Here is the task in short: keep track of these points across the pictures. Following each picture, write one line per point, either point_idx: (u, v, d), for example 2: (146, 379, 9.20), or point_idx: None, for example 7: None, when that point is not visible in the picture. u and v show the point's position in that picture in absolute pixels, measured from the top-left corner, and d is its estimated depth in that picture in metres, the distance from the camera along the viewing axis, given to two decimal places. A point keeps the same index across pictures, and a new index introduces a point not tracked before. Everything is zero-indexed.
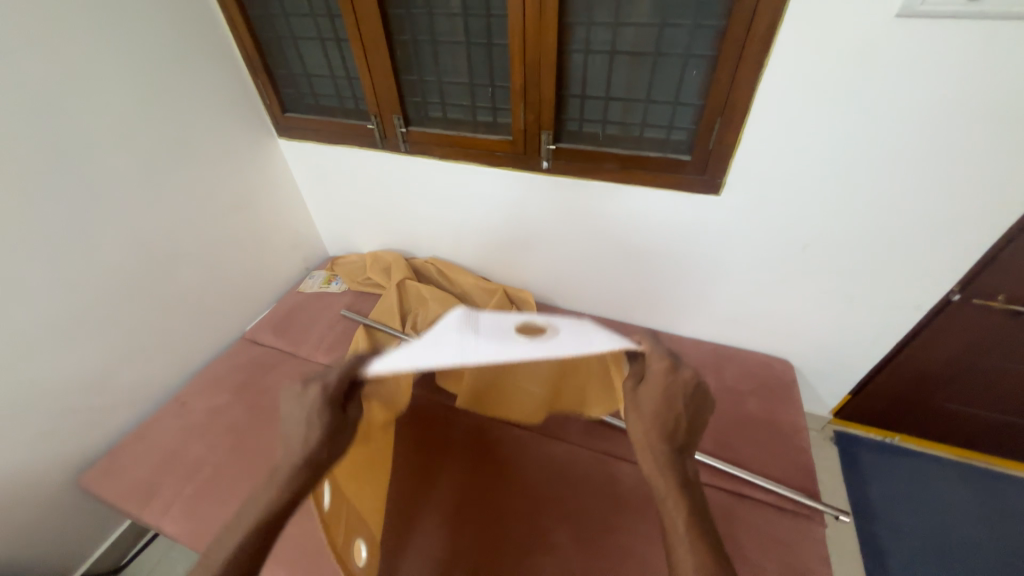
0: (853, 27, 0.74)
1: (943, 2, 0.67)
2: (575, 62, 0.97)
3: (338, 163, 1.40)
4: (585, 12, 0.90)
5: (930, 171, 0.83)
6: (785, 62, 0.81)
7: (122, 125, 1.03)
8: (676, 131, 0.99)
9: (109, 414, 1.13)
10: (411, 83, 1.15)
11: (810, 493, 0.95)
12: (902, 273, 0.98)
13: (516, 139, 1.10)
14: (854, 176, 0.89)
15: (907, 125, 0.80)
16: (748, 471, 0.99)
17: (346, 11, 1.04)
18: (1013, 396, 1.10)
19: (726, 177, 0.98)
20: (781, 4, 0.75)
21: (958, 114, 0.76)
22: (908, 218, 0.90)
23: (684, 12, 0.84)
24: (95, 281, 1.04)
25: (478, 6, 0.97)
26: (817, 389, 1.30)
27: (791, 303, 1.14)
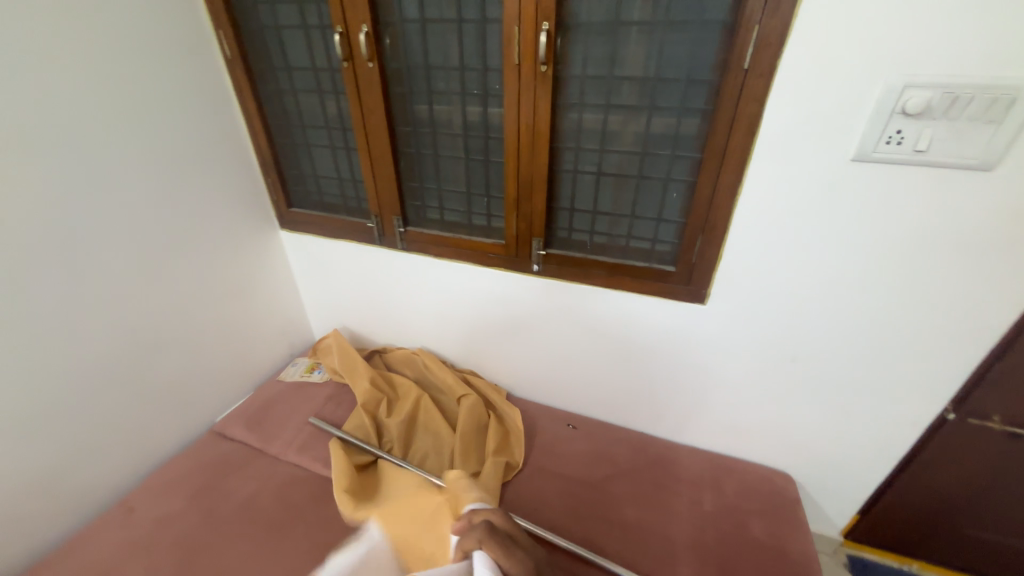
0: (816, 167, 0.81)
1: (890, 151, 0.75)
2: (565, 180, 1.05)
3: (335, 256, 1.44)
4: (573, 138, 0.99)
5: (903, 293, 0.87)
6: (757, 189, 0.87)
7: (131, 217, 1.06)
8: (660, 244, 1.04)
9: (43, 521, 1.01)
10: (412, 189, 1.22)
11: None
12: (894, 388, 0.97)
13: (508, 244, 1.15)
14: (833, 294, 0.92)
15: (877, 251, 0.85)
16: None
17: (358, 127, 1.15)
18: None
19: (710, 287, 1.01)
20: (748, 144, 0.84)
21: (924, 245, 0.81)
22: (891, 334, 0.92)
23: (663, 144, 0.93)
24: (61, 370, 0.99)
25: (478, 128, 1.07)
26: (824, 505, 1.21)
27: (787, 414, 1.11)
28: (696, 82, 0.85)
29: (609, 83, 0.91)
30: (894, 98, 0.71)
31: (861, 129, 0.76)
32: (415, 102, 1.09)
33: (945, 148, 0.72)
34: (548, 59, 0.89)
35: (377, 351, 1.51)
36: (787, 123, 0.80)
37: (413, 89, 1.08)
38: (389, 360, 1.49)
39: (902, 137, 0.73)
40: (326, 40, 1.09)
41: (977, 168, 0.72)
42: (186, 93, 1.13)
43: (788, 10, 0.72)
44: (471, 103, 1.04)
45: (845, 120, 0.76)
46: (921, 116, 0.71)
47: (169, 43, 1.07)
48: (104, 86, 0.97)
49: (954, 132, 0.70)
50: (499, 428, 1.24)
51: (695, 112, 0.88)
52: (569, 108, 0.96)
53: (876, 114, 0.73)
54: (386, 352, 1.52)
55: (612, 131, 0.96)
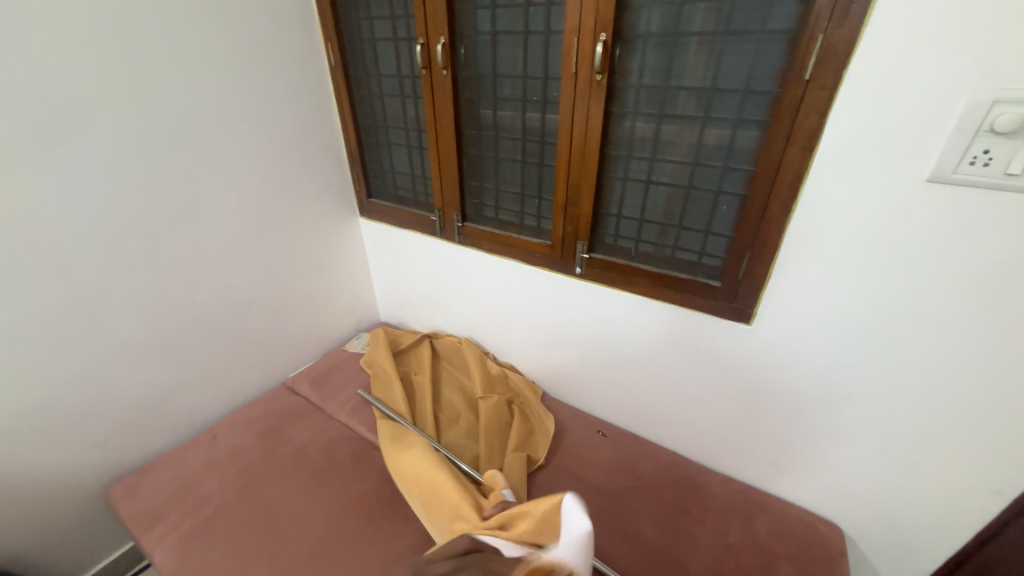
0: (884, 187, 0.75)
1: (975, 174, 0.67)
2: (614, 186, 1.07)
3: (402, 244, 1.59)
4: (625, 146, 1.01)
5: (987, 337, 0.76)
6: (814, 207, 0.83)
7: (243, 195, 1.29)
8: (707, 257, 1.01)
9: (153, 433, 1.26)
10: (473, 188, 1.32)
11: None
12: (973, 447, 0.85)
13: (554, 245, 1.19)
14: (901, 329, 0.83)
15: (954, 287, 0.75)
16: None
17: (430, 129, 1.27)
18: None
19: (757, 307, 0.97)
20: (805, 159, 0.80)
21: (1016, 284, 0.71)
22: (971, 383, 0.80)
23: (716, 155, 0.91)
24: (177, 314, 1.23)
25: (536, 134, 1.13)
26: (879, 569, 1.08)
27: (839, 457, 1.01)
28: (755, 93, 0.83)
29: (664, 92, 0.92)
30: (980, 114, 0.64)
31: (940, 148, 0.69)
32: (481, 107, 1.19)
33: None
34: (604, 68, 0.92)
35: (427, 336, 1.60)
36: (850, 138, 0.75)
37: (480, 96, 1.17)
38: (436, 347, 1.57)
39: (989, 158, 0.66)
40: (411, 50, 1.23)
41: None
42: (294, 96, 1.34)
43: (857, 19, 0.68)
44: (531, 109, 1.11)
45: (921, 137, 0.70)
46: (1014, 136, 0.63)
47: (285, 54, 1.28)
48: (234, 88, 1.19)
49: None
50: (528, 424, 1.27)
51: (752, 124, 0.85)
52: (623, 116, 0.99)
53: (958, 131, 0.67)
54: (436, 339, 1.60)
55: (665, 140, 0.96)
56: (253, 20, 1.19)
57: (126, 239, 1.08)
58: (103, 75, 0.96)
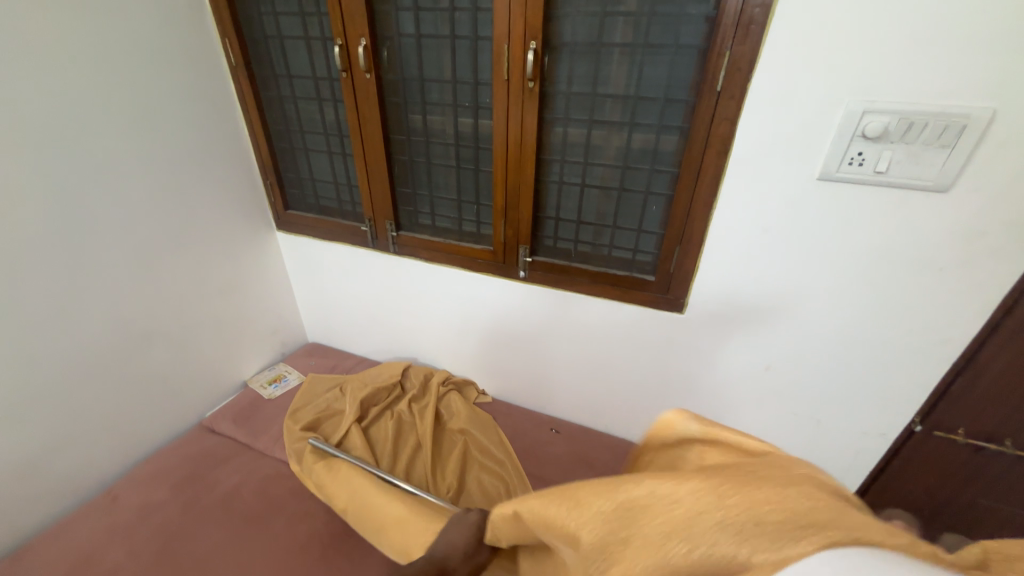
0: (785, 184, 0.86)
1: (853, 171, 0.80)
2: (550, 190, 1.09)
3: (328, 258, 1.48)
4: (560, 150, 1.03)
5: (869, 305, 0.90)
6: (730, 204, 0.91)
7: (131, 213, 1.10)
8: (641, 254, 1.08)
9: (27, 506, 1.03)
10: (405, 196, 1.27)
11: None
12: (864, 399, 1.00)
13: (496, 250, 1.19)
14: (804, 305, 0.95)
15: (842, 267, 0.89)
16: None
17: (354, 134, 1.19)
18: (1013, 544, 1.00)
19: (687, 297, 1.05)
20: (721, 161, 0.88)
21: (887, 260, 0.85)
22: (858, 346, 0.95)
23: (643, 158, 0.98)
24: (54, 358, 1.02)
25: (469, 139, 1.11)
26: None
27: (761, 423, 1.14)
28: (674, 101, 0.90)
29: (593, 99, 0.96)
30: (855, 121, 0.76)
31: (826, 150, 0.80)
32: (409, 111, 1.14)
33: (903, 169, 0.76)
34: (536, 75, 0.94)
35: (352, 422, 1.22)
36: (756, 142, 0.84)
37: (408, 100, 1.13)
38: (368, 434, 1.22)
39: (863, 159, 0.78)
40: (326, 50, 1.15)
41: (933, 189, 0.76)
42: (189, 97, 1.18)
43: (757, 37, 0.77)
44: (463, 114, 1.09)
45: (811, 141, 0.81)
46: (881, 140, 0.75)
47: (175, 51, 1.12)
48: (111, 88, 1.01)
49: (911, 154, 0.75)
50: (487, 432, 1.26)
51: (673, 129, 0.92)
52: (556, 122, 1.01)
53: (839, 135, 0.78)
54: (364, 420, 1.25)
55: (596, 145, 1.00)
56: (133, 10, 1.02)
57: None
58: None
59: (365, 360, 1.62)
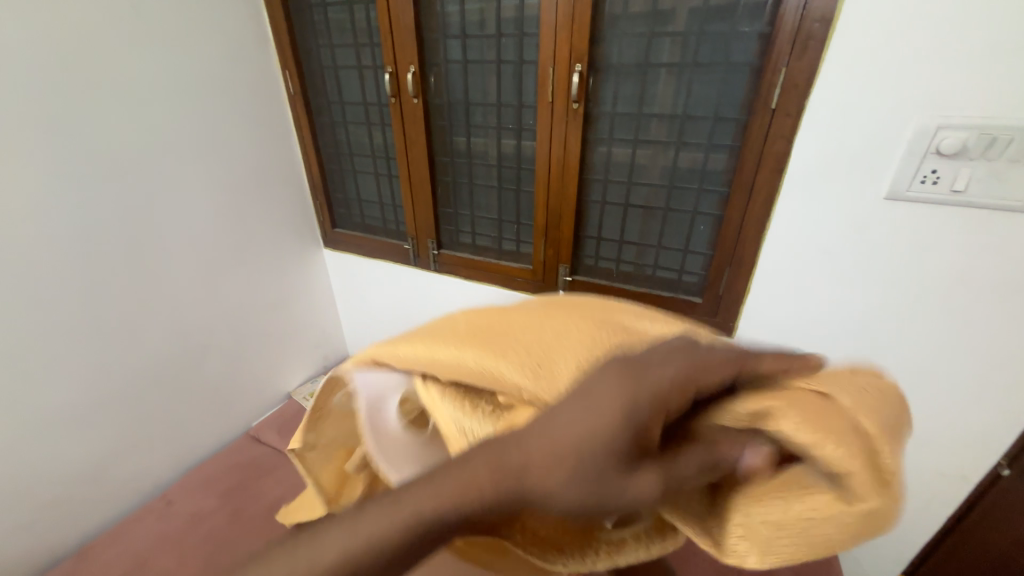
0: (846, 204, 0.81)
1: (926, 191, 0.74)
2: (592, 210, 1.08)
3: (370, 274, 1.52)
4: (602, 170, 1.03)
5: (945, 332, 0.83)
6: (785, 224, 0.87)
7: (195, 232, 1.18)
8: (686, 275, 1.04)
9: (93, 505, 1.10)
10: (447, 215, 1.29)
11: None
12: (940, 436, 0.91)
13: (536, 269, 1.19)
14: (869, 332, 0.89)
15: (914, 291, 0.82)
16: None
17: (400, 157, 1.24)
18: None
19: (737, 320, 1.00)
20: (776, 181, 0.85)
21: (965, 285, 0.78)
22: (932, 377, 0.87)
23: (691, 178, 0.95)
24: (123, 366, 1.09)
25: (511, 160, 1.13)
26: (862, 560, 1.12)
27: None
28: (724, 119, 0.88)
29: (639, 119, 0.95)
30: (926, 138, 0.71)
31: (894, 168, 0.75)
32: (453, 133, 1.17)
33: (983, 188, 0.71)
34: (580, 97, 0.94)
35: None
36: (814, 161, 0.81)
37: (452, 123, 1.16)
38: None
39: (936, 177, 0.73)
40: (376, 78, 1.20)
41: (1020, 209, 0.70)
42: (250, 125, 1.26)
43: (815, 54, 0.74)
44: (506, 136, 1.11)
45: (876, 158, 0.76)
46: (957, 157, 0.70)
47: (240, 83, 1.22)
48: (183, 119, 1.11)
49: (993, 173, 0.69)
50: None
51: (723, 148, 0.90)
52: (599, 142, 1.01)
53: (908, 152, 0.73)
54: None
55: (640, 164, 0.99)
56: (205, 48, 1.12)
57: (61, 288, 0.96)
58: (33, 107, 0.86)
59: None
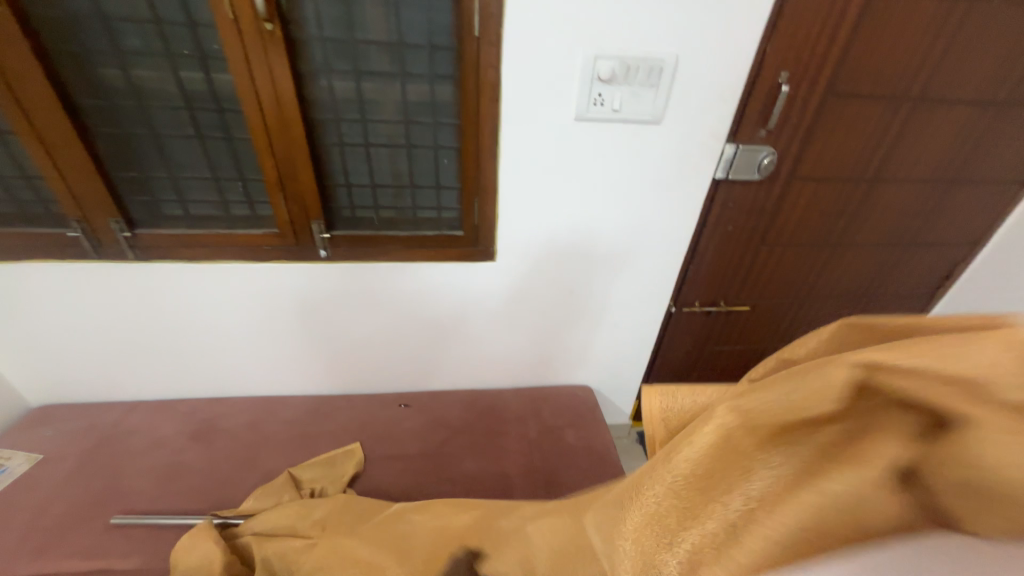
0: (552, 128, 0.94)
1: (599, 111, 0.93)
2: (332, 154, 0.97)
3: (21, 286, 1.01)
4: (330, 108, 0.91)
5: (630, 222, 1.10)
6: (513, 151, 0.96)
7: None
8: (445, 212, 1.07)
9: None
10: (131, 181, 0.95)
11: None
12: (642, 299, 1.26)
13: (284, 232, 1.01)
14: (591, 232, 1.11)
15: (608, 195, 1.05)
16: None
17: (4, 102, 0.81)
18: (733, 364, 1.51)
19: (495, 245, 1.09)
20: (495, 110, 0.91)
21: (634, 185, 1.04)
22: (630, 258, 1.17)
23: (424, 111, 0.94)
24: None
25: (206, 101, 0.88)
26: (617, 402, 1.52)
27: (579, 340, 1.32)
28: (439, 49, 0.88)
29: (354, 46, 0.86)
30: (591, 67, 0.87)
31: (576, 93, 0.91)
32: (97, 65, 0.83)
33: (630, 107, 0.92)
34: (272, 16, 0.78)
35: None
36: (520, 89, 0.89)
37: (89, 49, 0.81)
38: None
39: (602, 100, 0.91)
40: None
41: (651, 122, 0.95)
42: None
43: None
44: (186, 68, 0.85)
45: (563, 85, 0.90)
46: (611, 82, 0.89)
47: None
48: None
49: (633, 94, 0.91)
50: (326, 458, 1.09)
51: (445, 80, 0.91)
52: (317, 75, 0.88)
53: (582, 81, 0.89)
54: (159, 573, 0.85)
55: (370, 99, 0.92)
56: None
57: None
58: None
59: (142, 405, 1.24)
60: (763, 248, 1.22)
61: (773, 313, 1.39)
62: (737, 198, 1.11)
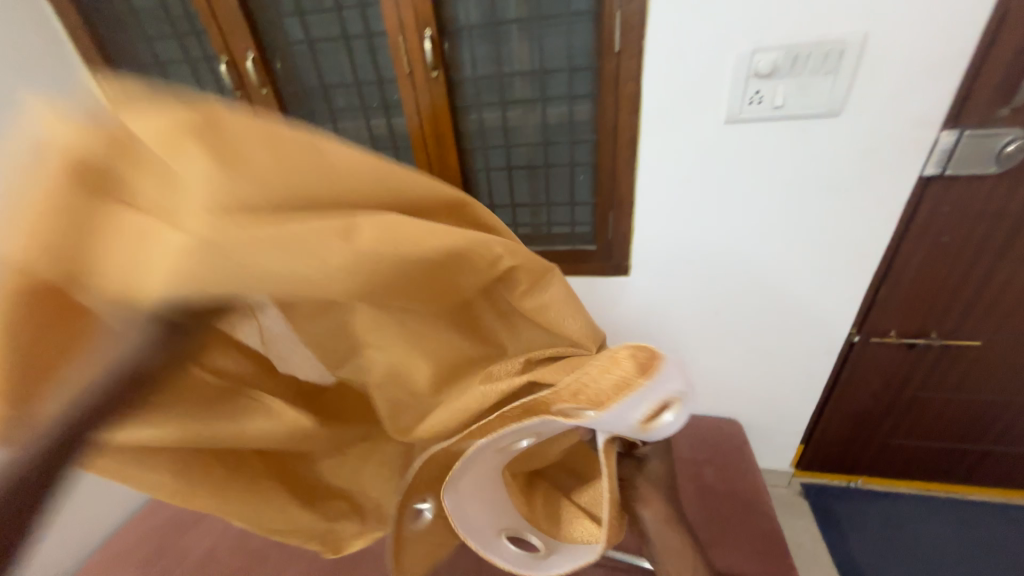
0: (698, 134, 0.88)
1: (754, 111, 0.83)
2: (478, 178, 1.08)
3: None
4: (479, 138, 1.02)
5: (794, 232, 0.94)
6: (652, 161, 0.92)
7: None
8: (579, 226, 1.09)
9: None
10: None
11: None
12: (811, 323, 1.06)
13: None
14: (741, 245, 0.98)
15: (765, 202, 0.92)
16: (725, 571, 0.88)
17: None
18: (950, 418, 1.15)
19: (630, 260, 1.06)
20: (635, 123, 0.89)
21: (800, 189, 0.89)
22: (793, 275, 1.00)
23: (562, 131, 0.98)
24: None
25: (386, 142, 1.08)
26: (773, 442, 1.30)
27: (723, 365, 1.18)
28: (579, 70, 0.91)
29: (501, 79, 0.95)
30: (746, 64, 0.79)
31: (727, 94, 0.83)
32: (318, 122, 1.09)
33: (796, 102, 0.80)
34: (438, 64, 0.91)
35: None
36: (662, 98, 0.86)
37: (314, 111, 1.07)
38: None
39: (760, 98, 0.81)
40: (213, 70, 1.07)
41: (826, 116, 0.81)
42: None
43: None
44: (374, 117, 1.05)
45: (712, 87, 0.83)
46: (771, 76, 0.79)
47: None
48: None
49: (801, 86, 0.79)
50: None
51: (585, 99, 0.94)
52: (469, 109, 1.00)
53: (734, 80, 0.81)
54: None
55: (513, 125, 1.00)
56: None
57: None
58: None
59: None
60: (1000, 264, 0.91)
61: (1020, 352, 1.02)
62: (955, 200, 0.85)
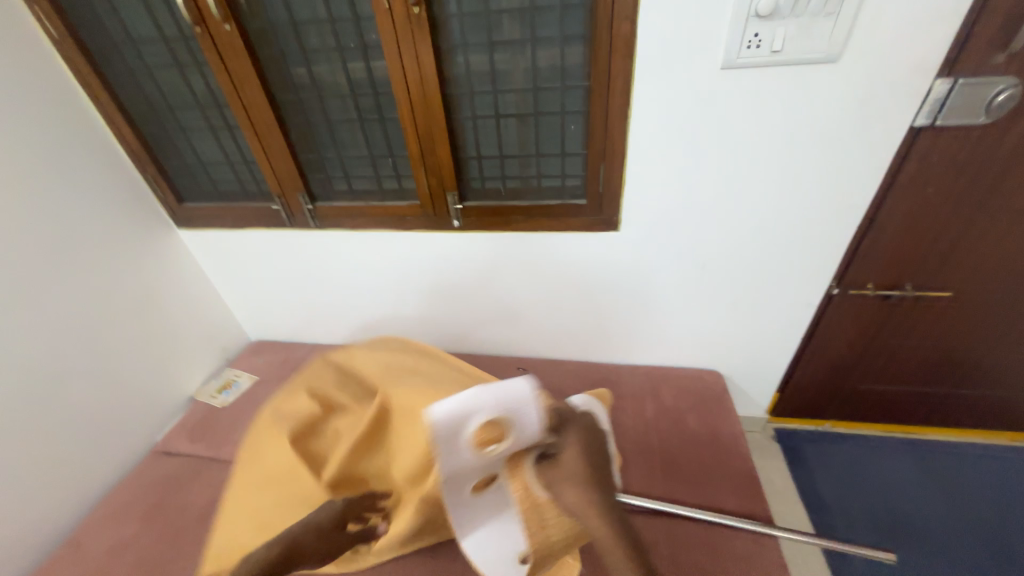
0: (694, 80, 0.85)
1: (752, 56, 0.80)
2: (465, 128, 1.03)
3: (245, 246, 1.32)
4: (465, 84, 0.97)
5: (785, 184, 0.94)
6: (646, 109, 0.89)
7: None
8: (569, 179, 1.06)
9: None
10: (312, 161, 1.15)
11: (757, 514, 0.93)
12: (794, 276, 1.08)
13: (424, 202, 1.12)
14: (731, 198, 0.98)
15: (758, 153, 0.91)
16: (703, 509, 0.94)
17: (233, 102, 1.05)
18: (915, 365, 1.22)
19: (621, 214, 1.05)
20: (629, 67, 0.86)
21: (793, 140, 0.88)
22: (780, 229, 1.01)
23: (553, 76, 0.93)
24: None
25: (365, 87, 1.01)
26: (751, 391, 1.36)
27: (708, 320, 1.21)
28: (572, 7, 0.86)
29: (488, 18, 0.89)
30: (747, 2, 0.75)
31: (725, 37, 0.79)
32: (291, 64, 1.01)
33: (795, 45, 0.78)
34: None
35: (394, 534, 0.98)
36: (658, 40, 0.82)
37: (285, 51, 0.99)
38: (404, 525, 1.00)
39: (759, 41, 0.78)
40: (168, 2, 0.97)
41: (825, 61, 0.79)
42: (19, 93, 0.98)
43: None
44: (351, 59, 0.98)
45: (710, 29, 0.79)
46: (772, 17, 0.75)
47: None
48: None
49: (802, 28, 0.76)
50: None
51: (577, 40, 0.89)
52: (454, 51, 0.93)
53: (733, 21, 0.77)
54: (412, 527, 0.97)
55: (501, 70, 0.94)
56: None
57: None
58: None
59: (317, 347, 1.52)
60: (979, 216, 0.93)
61: (986, 302, 1.07)
62: (943, 151, 0.86)
